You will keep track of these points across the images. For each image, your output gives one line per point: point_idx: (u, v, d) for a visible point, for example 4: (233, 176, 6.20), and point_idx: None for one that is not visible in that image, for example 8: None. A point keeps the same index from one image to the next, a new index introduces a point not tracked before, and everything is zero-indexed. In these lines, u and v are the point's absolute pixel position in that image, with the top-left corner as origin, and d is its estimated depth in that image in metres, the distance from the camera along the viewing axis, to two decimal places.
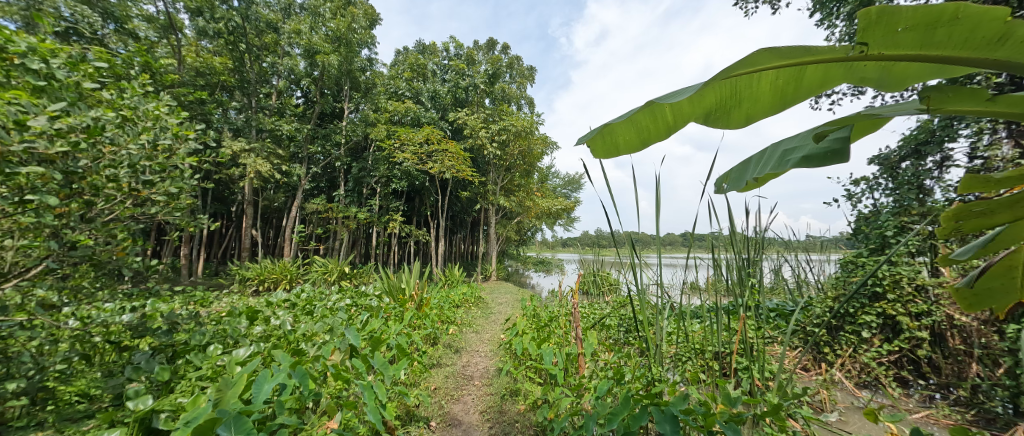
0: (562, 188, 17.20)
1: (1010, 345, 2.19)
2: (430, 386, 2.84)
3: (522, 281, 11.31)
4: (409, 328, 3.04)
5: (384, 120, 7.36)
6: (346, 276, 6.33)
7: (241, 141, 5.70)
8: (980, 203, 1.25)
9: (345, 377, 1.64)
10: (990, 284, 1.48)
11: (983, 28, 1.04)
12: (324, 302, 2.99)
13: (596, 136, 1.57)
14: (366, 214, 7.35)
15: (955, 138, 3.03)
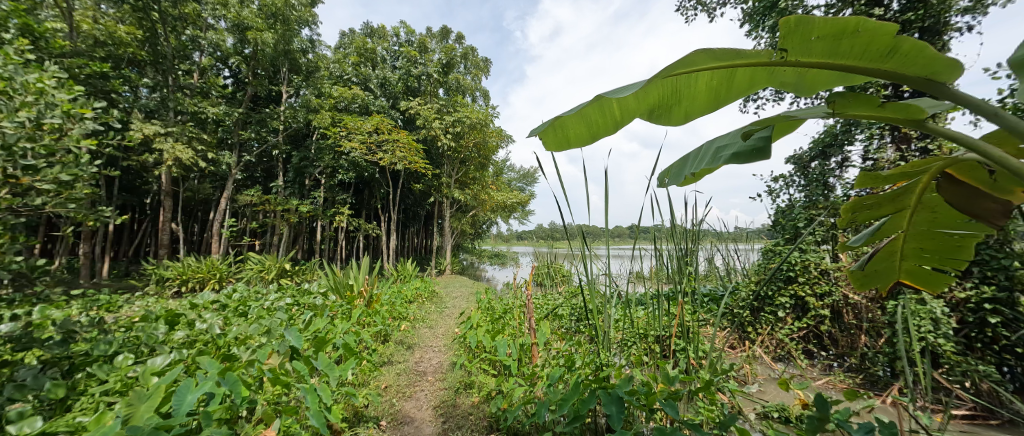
0: (517, 181, 17.33)
1: (891, 319, 2.54)
2: (381, 385, 2.78)
3: (477, 275, 11.31)
4: (357, 325, 2.94)
5: (328, 106, 6.97)
6: (287, 274, 5.97)
7: (155, 124, 5.09)
8: (871, 197, 1.59)
9: (283, 381, 1.55)
10: (879, 268, 1.78)
11: (878, 41, 1.19)
12: (260, 301, 2.80)
13: (548, 129, 1.60)
14: (310, 207, 6.95)
15: (852, 142, 3.41)
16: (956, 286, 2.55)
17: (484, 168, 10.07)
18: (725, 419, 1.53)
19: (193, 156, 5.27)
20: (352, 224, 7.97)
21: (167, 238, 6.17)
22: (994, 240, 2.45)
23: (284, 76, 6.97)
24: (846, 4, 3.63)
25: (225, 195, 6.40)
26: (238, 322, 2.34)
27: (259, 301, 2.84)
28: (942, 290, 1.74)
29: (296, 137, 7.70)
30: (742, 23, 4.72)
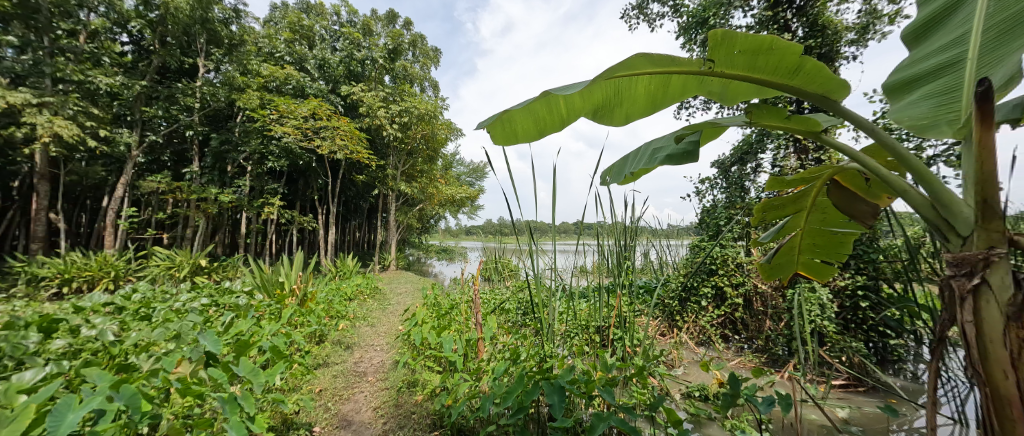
0: (467, 176, 17.16)
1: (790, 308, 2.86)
2: (315, 389, 2.64)
3: (424, 270, 11.07)
4: (287, 325, 2.76)
5: (257, 85, 6.40)
6: (203, 271, 5.42)
7: (25, 92, 4.29)
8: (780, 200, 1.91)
9: (195, 391, 1.41)
10: (781, 258, 2.16)
11: (788, 59, 1.34)
12: (167, 302, 2.51)
13: (496, 122, 1.62)
14: (233, 196, 6.34)
15: (764, 151, 3.79)
16: (838, 276, 2.95)
17: (432, 161, 9.85)
18: (656, 401, 1.64)
19: (78, 133, 4.53)
20: (286, 216, 7.43)
21: (42, 228, 5.27)
22: (867, 237, 2.87)
23: (199, 47, 6.14)
24: (761, 26, 4.02)
25: (123, 180, 5.60)
26: (138, 327, 2.08)
27: (166, 302, 2.54)
28: (827, 280, 2.12)
29: (216, 117, 6.88)
30: (677, 35, 5.03)
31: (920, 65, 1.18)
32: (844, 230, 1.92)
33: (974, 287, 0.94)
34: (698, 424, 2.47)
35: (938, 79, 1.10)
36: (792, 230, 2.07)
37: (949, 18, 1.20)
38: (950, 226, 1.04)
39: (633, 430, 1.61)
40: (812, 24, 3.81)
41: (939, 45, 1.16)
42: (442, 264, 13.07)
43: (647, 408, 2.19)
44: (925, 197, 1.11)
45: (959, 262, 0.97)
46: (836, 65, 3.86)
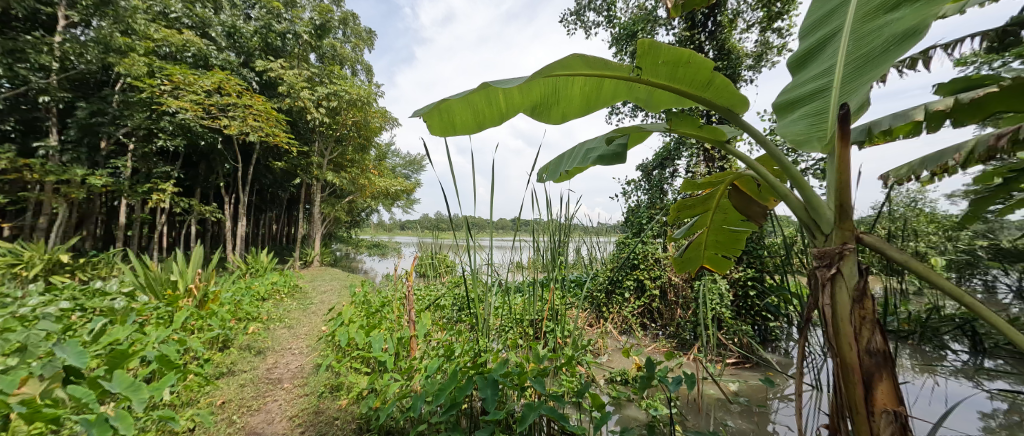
0: (402, 168, 16.53)
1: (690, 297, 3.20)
2: (215, 401, 2.38)
3: (352, 266, 10.49)
4: (181, 332, 2.43)
5: (145, 51, 5.47)
6: (69, 270, 4.55)
7: None
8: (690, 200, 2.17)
9: (47, 415, 1.23)
10: (690, 253, 2.47)
11: (701, 73, 1.49)
12: (9, 309, 2.06)
13: (434, 111, 1.59)
14: (110, 179, 5.39)
15: (680, 157, 4.16)
16: (734, 270, 3.35)
17: (364, 150, 9.37)
18: (582, 387, 1.82)
19: None
20: (186, 203, 6.56)
21: None
22: (756, 236, 3.30)
23: None
24: (680, 44, 4.39)
25: None
26: None
27: (7, 308, 2.09)
28: (725, 271, 2.51)
29: (83, 83, 5.51)
30: (610, 43, 5.30)
31: (799, 88, 1.37)
32: (740, 229, 2.21)
33: (832, 275, 1.10)
34: (619, 406, 2.66)
35: (811, 102, 1.30)
36: (700, 227, 2.36)
37: (819, 49, 1.40)
38: (816, 225, 1.21)
39: (561, 417, 1.69)
40: (721, 47, 4.26)
41: (812, 73, 1.36)
42: (374, 259, 12.51)
43: (574, 395, 2.33)
44: (800, 201, 1.28)
45: (822, 255, 1.13)
46: (739, 84, 4.35)
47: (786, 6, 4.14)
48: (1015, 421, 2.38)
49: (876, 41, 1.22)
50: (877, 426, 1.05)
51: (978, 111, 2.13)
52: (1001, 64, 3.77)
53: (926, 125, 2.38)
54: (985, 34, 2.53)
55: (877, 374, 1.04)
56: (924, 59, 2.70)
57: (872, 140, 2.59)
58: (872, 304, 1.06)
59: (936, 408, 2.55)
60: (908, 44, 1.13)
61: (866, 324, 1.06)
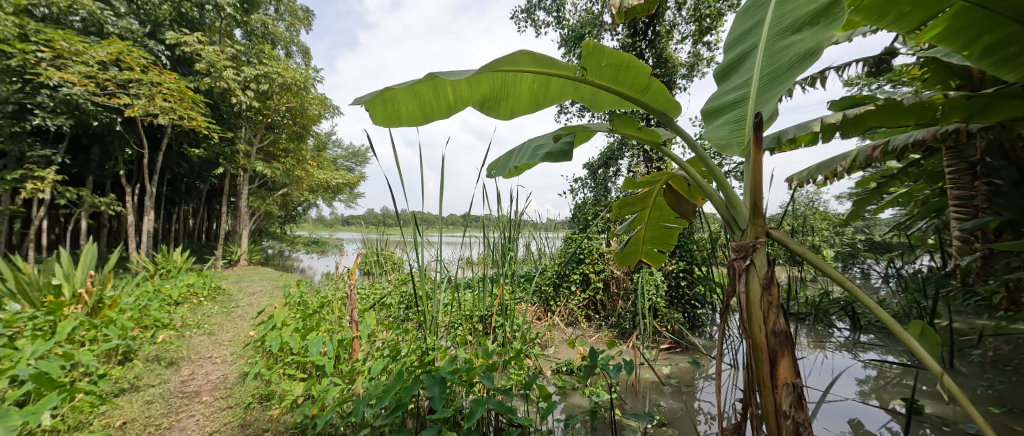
0: (346, 160, 15.67)
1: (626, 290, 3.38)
2: (115, 422, 2.11)
3: (288, 264, 9.80)
4: (66, 346, 2.12)
5: (18, 12, 4.65)
6: None
7: None
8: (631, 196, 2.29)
9: None
10: (630, 247, 2.60)
11: (640, 77, 1.58)
12: None
13: (377, 100, 1.58)
14: None
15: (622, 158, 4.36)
16: (669, 263, 3.58)
17: (300, 140, 8.79)
18: (530, 379, 1.87)
19: None
20: (74, 193, 5.71)
21: None
22: (687, 232, 3.55)
23: None
24: (623, 50, 4.57)
25: None
26: None
27: None
28: (660, 265, 2.68)
29: None
30: (559, 43, 5.40)
31: (723, 98, 1.49)
32: (674, 225, 2.36)
33: (745, 266, 1.22)
34: (564, 395, 2.74)
35: (730, 110, 1.42)
36: (639, 223, 2.50)
37: (738, 62, 1.54)
38: (735, 222, 1.33)
39: (509, 409, 1.70)
40: (659, 55, 4.51)
41: (731, 84, 1.49)
42: (313, 256, 11.80)
43: (521, 387, 2.39)
44: (723, 200, 1.39)
45: (739, 247, 1.25)
46: (674, 91, 4.64)
47: (715, 22, 4.47)
48: (883, 385, 2.80)
49: (783, 58, 1.36)
50: (778, 398, 1.17)
51: (857, 125, 2.47)
52: (879, 86, 4.39)
53: (821, 136, 2.70)
54: (865, 60, 2.90)
55: (780, 351, 1.16)
56: (821, 79, 3.05)
57: (780, 147, 2.90)
58: (778, 290, 1.18)
59: (825, 378, 2.92)
60: (809, 63, 1.26)
61: (773, 308, 1.18)
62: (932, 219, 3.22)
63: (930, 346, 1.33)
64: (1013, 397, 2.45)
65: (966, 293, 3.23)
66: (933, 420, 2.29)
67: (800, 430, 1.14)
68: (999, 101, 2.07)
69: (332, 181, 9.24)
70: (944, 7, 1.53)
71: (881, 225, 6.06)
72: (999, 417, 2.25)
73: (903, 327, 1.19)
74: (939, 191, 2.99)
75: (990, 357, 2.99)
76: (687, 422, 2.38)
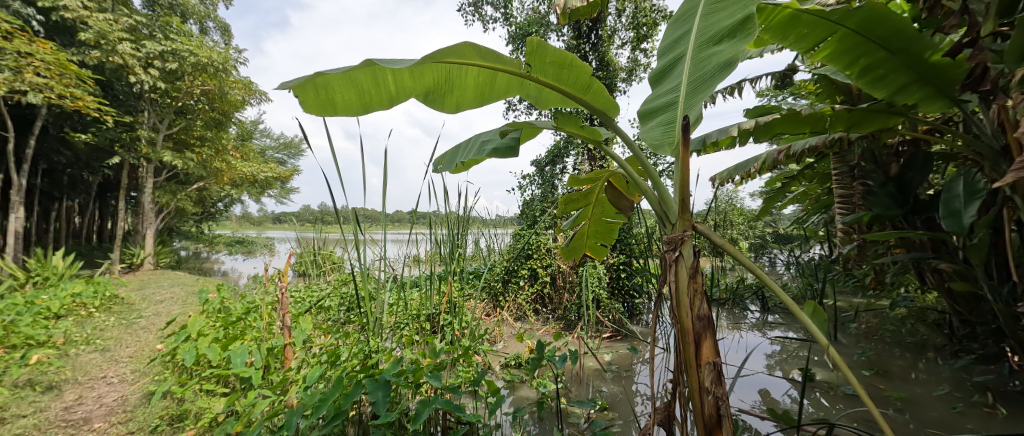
0: (276, 152, 14.28)
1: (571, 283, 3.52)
2: None
3: (203, 268, 8.74)
4: None
5: None
6: None
7: None
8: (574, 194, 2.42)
9: None
10: (575, 242, 2.72)
11: (582, 77, 1.71)
12: None
13: (310, 86, 1.55)
14: None
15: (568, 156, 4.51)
16: (610, 257, 3.78)
17: (219, 127, 7.91)
18: (478, 375, 1.91)
19: None
20: None
21: None
22: (625, 227, 3.77)
23: None
24: (568, 51, 4.74)
25: None
26: None
27: None
28: (602, 258, 2.82)
29: None
30: (507, 41, 5.43)
31: (657, 100, 1.62)
32: (614, 220, 2.52)
33: (675, 256, 1.33)
34: (513, 388, 2.78)
35: (662, 113, 1.55)
36: (583, 219, 2.63)
37: (671, 67, 1.68)
38: (666, 214, 1.46)
39: (457, 408, 1.69)
40: (601, 58, 4.73)
41: (665, 87, 1.62)
42: (235, 258, 10.65)
43: (470, 384, 2.40)
44: (656, 195, 1.52)
45: (669, 240, 1.36)
46: (615, 93, 4.91)
47: (650, 31, 4.79)
48: (784, 358, 3.22)
49: (706, 66, 1.50)
50: (702, 376, 1.28)
51: (767, 131, 2.81)
52: (784, 98, 5.01)
53: (739, 140, 3.03)
54: (773, 74, 3.30)
55: (703, 334, 1.28)
56: (737, 88, 3.40)
57: (705, 149, 3.20)
58: (701, 279, 1.32)
59: (740, 355, 3.29)
60: (727, 72, 1.42)
61: (696, 295, 1.31)
62: (822, 214, 3.76)
63: (821, 324, 1.55)
64: (879, 361, 2.96)
65: (846, 277, 3.82)
66: (821, 385, 2.69)
67: (720, 404, 1.25)
68: (871, 115, 2.44)
69: (259, 175, 8.42)
70: (833, 31, 1.84)
71: (784, 220, 6.94)
72: (869, 379, 2.71)
73: (800, 307, 1.35)
74: (828, 190, 3.50)
75: (863, 330, 3.57)
76: (625, 405, 2.54)
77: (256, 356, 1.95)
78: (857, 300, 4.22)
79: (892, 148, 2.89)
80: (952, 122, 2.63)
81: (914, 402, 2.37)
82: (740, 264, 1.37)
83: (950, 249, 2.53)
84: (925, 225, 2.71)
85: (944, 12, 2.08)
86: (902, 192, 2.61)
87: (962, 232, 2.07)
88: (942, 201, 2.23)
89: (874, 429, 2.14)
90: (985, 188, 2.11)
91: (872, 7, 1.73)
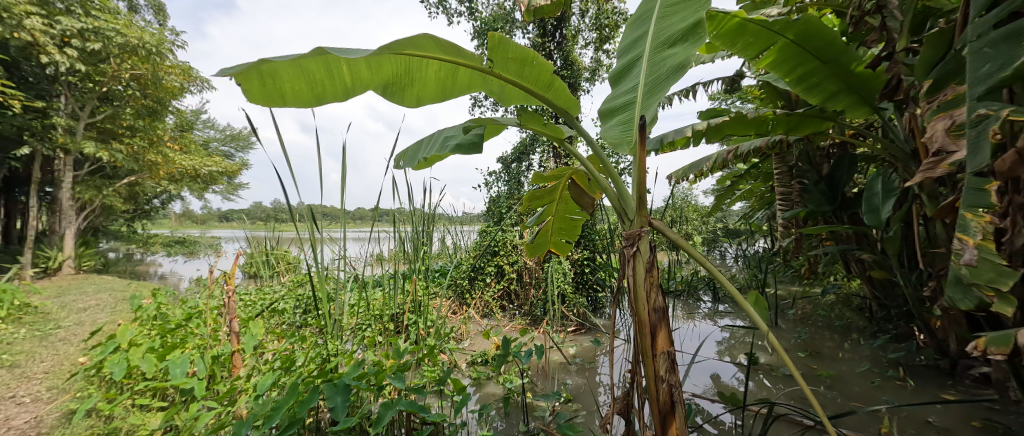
0: (221, 144, 13.19)
1: (536, 279, 3.57)
2: None
3: (134, 271, 7.95)
4: None
5: None
6: None
7: None
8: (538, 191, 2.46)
9: None
10: (540, 238, 2.75)
11: (543, 75, 1.76)
12: None
13: (254, 74, 1.45)
14: None
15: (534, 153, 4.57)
16: (574, 253, 3.86)
17: (152, 117, 7.32)
18: (444, 374, 1.90)
19: None
20: None
21: None
22: (588, 223, 3.87)
23: None
24: (534, 49, 4.78)
25: None
26: None
27: None
28: (567, 254, 2.88)
29: None
30: (472, 36, 5.38)
31: (617, 100, 1.68)
32: (577, 217, 2.58)
33: (633, 252, 1.39)
34: (479, 385, 2.77)
35: (621, 112, 1.61)
36: (547, 216, 2.67)
37: (629, 68, 1.74)
38: (625, 211, 1.53)
39: (421, 408, 1.67)
40: (565, 57, 4.81)
41: (623, 88, 1.69)
42: (174, 260, 9.76)
43: (435, 383, 2.36)
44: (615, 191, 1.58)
45: (628, 236, 1.42)
46: (579, 92, 5.02)
47: (612, 32, 4.92)
48: (732, 344, 3.46)
49: (661, 69, 1.57)
50: (657, 365, 1.35)
51: (717, 132, 2.99)
52: (733, 102, 5.36)
53: (693, 140, 3.20)
54: (724, 79, 3.51)
55: (658, 325, 1.35)
56: (691, 91, 3.59)
57: (662, 148, 3.36)
58: (657, 272, 1.39)
59: (693, 343, 3.49)
60: (680, 75, 1.49)
61: (652, 287, 1.37)
62: (765, 210, 4.07)
63: (762, 312, 1.68)
64: (812, 344, 3.27)
65: (786, 268, 4.16)
66: (763, 367, 2.92)
67: (673, 391, 1.33)
68: (807, 118, 2.65)
69: (202, 170, 7.98)
70: (774, 41, 2.01)
71: (732, 217, 7.43)
72: (804, 360, 2.97)
73: (743, 297, 1.40)
74: (771, 188, 3.78)
75: (800, 315, 3.91)
76: (589, 396, 2.61)
77: (199, 366, 1.80)
78: (795, 288, 4.62)
79: (824, 150, 3.17)
80: (873, 127, 2.93)
81: (841, 379, 2.64)
82: (692, 258, 1.45)
83: (870, 241, 2.83)
84: (851, 220, 3.00)
85: (867, 28, 2.30)
86: (832, 190, 2.88)
87: (879, 226, 2.34)
88: (865, 197, 2.50)
89: (808, 405, 2.36)
90: (899, 186, 2.34)
91: (806, 20, 1.90)
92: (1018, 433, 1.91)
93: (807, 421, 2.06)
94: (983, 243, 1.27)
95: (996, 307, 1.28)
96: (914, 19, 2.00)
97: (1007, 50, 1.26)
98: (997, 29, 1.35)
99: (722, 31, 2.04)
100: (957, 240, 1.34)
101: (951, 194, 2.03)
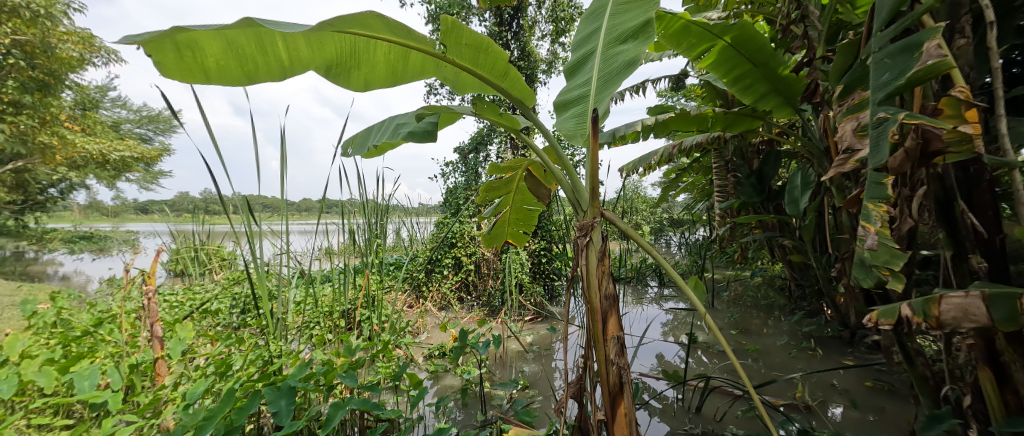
0: (138, 126, 11.65)
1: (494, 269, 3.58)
2: None
3: (27, 272, 6.79)
4: None
5: None
6: None
7: None
8: (494, 179, 2.49)
9: None
10: (497, 229, 2.75)
11: (498, 63, 1.73)
12: None
13: (169, 44, 1.28)
14: None
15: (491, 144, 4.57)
16: (532, 242, 3.91)
17: (43, 92, 6.60)
18: (399, 370, 1.82)
19: None
20: None
21: None
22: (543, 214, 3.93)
23: None
24: (491, 37, 4.72)
25: None
26: None
27: None
28: (523, 245, 2.89)
29: None
30: (428, 21, 5.22)
31: (572, 93, 1.69)
32: (532, 209, 2.60)
33: (586, 242, 1.44)
34: (437, 378, 2.73)
35: (576, 105, 1.62)
36: (504, 207, 2.68)
37: (583, 62, 1.77)
38: (579, 202, 1.55)
39: (375, 406, 1.59)
40: (522, 49, 4.83)
41: (578, 81, 1.71)
42: (78, 258, 8.47)
43: (390, 378, 2.28)
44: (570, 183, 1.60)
45: (581, 226, 1.46)
46: (535, 84, 5.06)
47: (568, 26, 5.00)
48: (675, 326, 3.72)
49: (613, 64, 1.59)
50: (607, 349, 1.39)
51: (664, 128, 3.17)
52: (678, 99, 5.69)
53: (642, 135, 3.36)
54: (670, 77, 3.70)
55: (609, 311, 1.39)
56: (641, 88, 3.75)
57: (614, 142, 3.49)
58: (608, 259, 1.43)
59: (641, 326, 3.71)
60: (630, 71, 1.52)
61: (603, 274, 1.41)
62: (705, 201, 4.39)
63: (700, 296, 1.80)
64: (742, 322, 3.61)
65: (722, 253, 4.54)
66: (700, 345, 3.18)
67: (622, 373, 1.38)
68: (741, 117, 2.85)
69: (111, 154, 7.39)
70: (713, 43, 2.16)
71: (677, 208, 7.95)
72: (734, 336, 3.28)
73: (685, 281, 1.48)
74: (710, 182, 4.09)
75: (733, 297, 4.32)
76: (545, 381, 2.67)
77: (113, 377, 1.58)
78: (729, 273, 5.08)
79: (755, 146, 3.47)
80: (795, 127, 3.24)
81: (765, 352, 2.94)
82: (640, 247, 1.51)
83: (791, 229, 3.14)
84: (776, 210, 3.32)
85: (792, 35, 2.52)
86: (761, 183, 3.15)
87: (798, 215, 2.61)
88: (788, 189, 2.77)
89: (737, 377, 2.60)
90: (814, 180, 2.60)
91: (741, 24, 2.05)
92: (899, 390, 2.25)
93: (737, 392, 2.27)
94: (881, 230, 1.40)
95: (890, 285, 1.40)
96: (831, 29, 2.23)
97: (902, 61, 1.36)
98: (895, 43, 1.47)
99: (669, 31, 2.15)
100: (861, 227, 1.47)
101: (854, 187, 2.31)
